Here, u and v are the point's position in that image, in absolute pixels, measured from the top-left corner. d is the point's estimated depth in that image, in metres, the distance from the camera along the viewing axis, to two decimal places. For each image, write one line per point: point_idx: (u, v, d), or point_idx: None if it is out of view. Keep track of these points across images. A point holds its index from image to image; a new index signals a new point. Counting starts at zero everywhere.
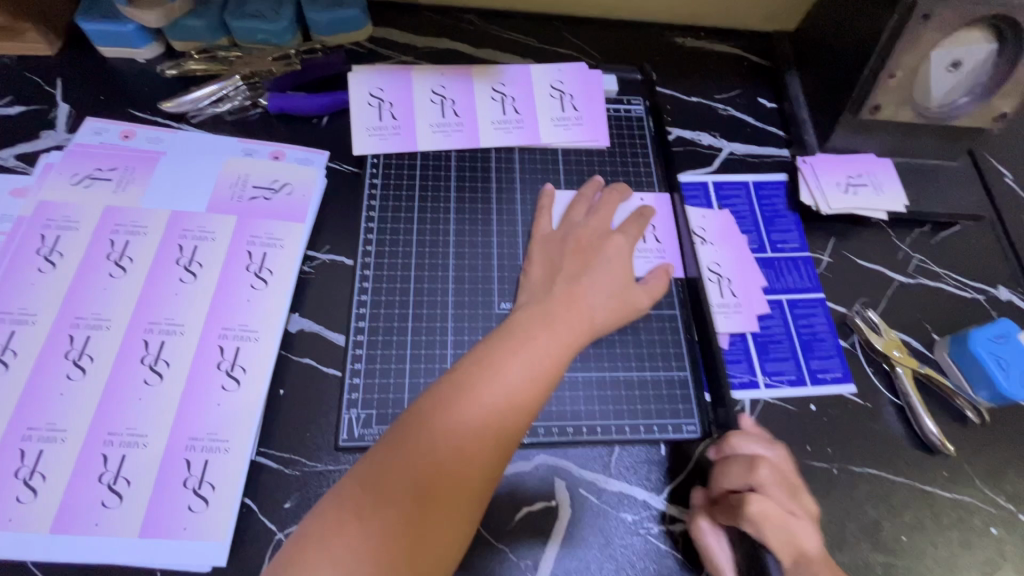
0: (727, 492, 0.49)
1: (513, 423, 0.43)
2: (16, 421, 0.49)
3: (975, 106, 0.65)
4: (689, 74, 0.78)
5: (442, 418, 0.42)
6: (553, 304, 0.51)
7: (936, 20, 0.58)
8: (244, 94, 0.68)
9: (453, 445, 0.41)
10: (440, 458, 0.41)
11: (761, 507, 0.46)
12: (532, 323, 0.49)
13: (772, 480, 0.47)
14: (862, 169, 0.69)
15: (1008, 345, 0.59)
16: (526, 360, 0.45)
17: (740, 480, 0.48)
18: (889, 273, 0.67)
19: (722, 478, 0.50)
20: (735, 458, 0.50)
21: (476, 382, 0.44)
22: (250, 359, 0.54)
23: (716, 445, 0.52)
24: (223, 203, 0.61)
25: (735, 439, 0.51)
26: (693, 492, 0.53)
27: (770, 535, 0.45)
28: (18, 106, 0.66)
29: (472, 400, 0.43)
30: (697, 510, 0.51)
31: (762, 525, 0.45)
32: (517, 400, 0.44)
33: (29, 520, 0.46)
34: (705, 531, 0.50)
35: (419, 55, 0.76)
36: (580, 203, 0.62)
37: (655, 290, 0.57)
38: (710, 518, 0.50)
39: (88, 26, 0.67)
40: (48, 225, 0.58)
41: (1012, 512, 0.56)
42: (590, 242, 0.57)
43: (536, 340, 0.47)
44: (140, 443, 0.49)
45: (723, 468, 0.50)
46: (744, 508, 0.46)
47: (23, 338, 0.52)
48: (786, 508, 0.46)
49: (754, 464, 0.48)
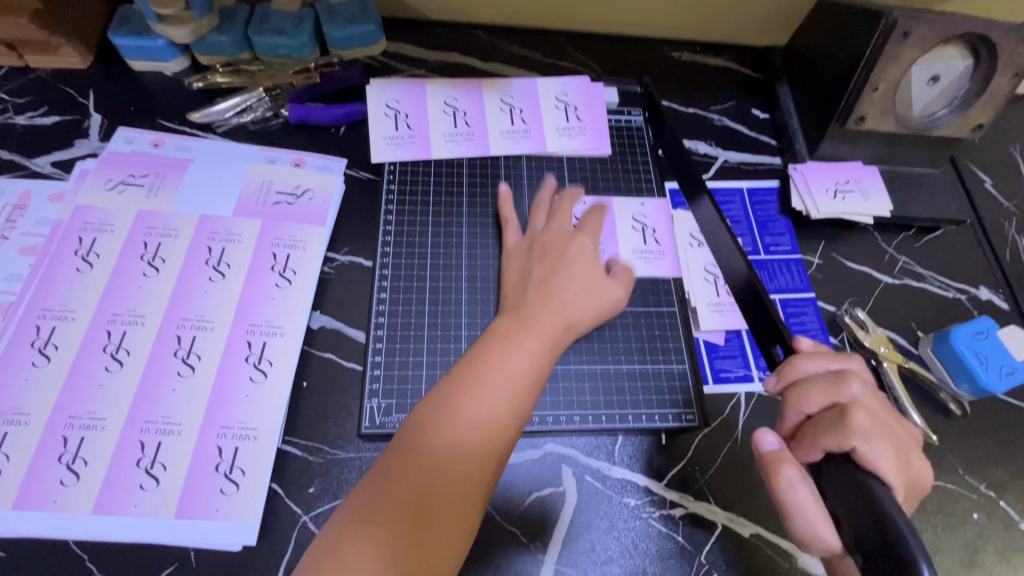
0: (814, 414, 0.46)
1: (503, 426, 0.47)
2: (59, 410, 0.53)
3: (953, 117, 0.69)
4: (686, 86, 0.82)
5: (433, 427, 0.46)
6: (532, 313, 0.55)
7: (914, 38, 0.62)
8: (266, 105, 0.72)
9: (449, 452, 0.45)
10: (436, 463, 0.44)
11: (867, 417, 0.43)
12: (510, 331, 0.53)
13: (865, 392, 0.45)
14: (850, 176, 0.73)
15: (988, 341, 0.63)
16: (510, 368, 0.49)
17: (829, 396, 0.45)
18: (876, 274, 0.71)
19: (805, 402, 0.46)
20: (816, 378, 0.47)
21: (464, 392, 0.47)
22: (276, 353, 0.57)
23: (782, 374, 0.49)
24: (249, 207, 0.64)
25: (796, 361, 0.49)
26: (766, 438, 0.46)
27: (883, 446, 0.42)
28: (53, 117, 0.70)
29: (462, 409, 0.47)
30: (778, 457, 0.45)
31: (871, 435, 0.42)
32: (503, 405, 0.47)
33: (73, 502, 0.50)
34: (794, 481, 0.44)
35: (430, 69, 0.80)
36: (540, 209, 0.66)
37: (624, 280, 0.61)
38: (794, 461, 0.45)
39: (120, 41, 0.71)
40: (85, 227, 0.61)
41: (993, 498, 0.59)
42: (555, 243, 0.61)
43: (517, 349, 0.51)
44: (175, 431, 0.53)
45: (803, 391, 0.46)
46: (850, 418, 0.43)
47: (64, 333, 0.56)
48: (883, 418, 0.45)
49: (843, 378, 0.46)
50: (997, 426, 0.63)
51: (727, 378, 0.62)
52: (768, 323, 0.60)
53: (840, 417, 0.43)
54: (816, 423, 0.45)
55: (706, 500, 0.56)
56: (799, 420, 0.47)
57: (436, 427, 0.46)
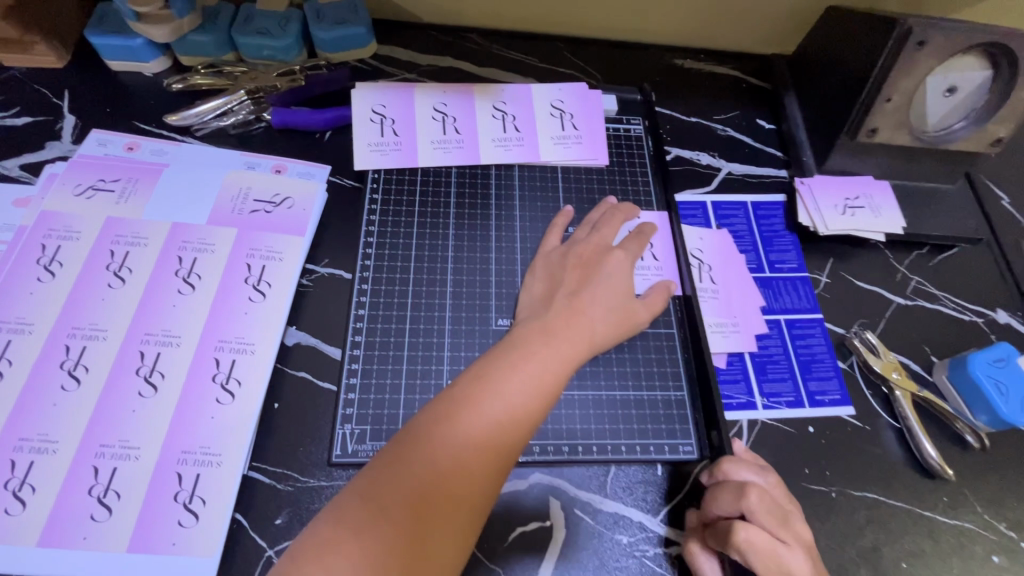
0: (717, 519, 0.48)
1: (498, 455, 0.42)
2: (8, 432, 0.49)
3: (969, 131, 0.65)
4: (688, 95, 0.79)
5: (442, 434, 0.42)
6: (542, 331, 0.50)
7: (930, 47, 0.59)
8: (248, 108, 0.69)
9: (430, 482, 0.40)
10: (438, 476, 0.40)
11: (751, 535, 0.44)
12: (532, 338, 0.49)
13: (761, 505, 0.46)
14: (859, 192, 0.69)
15: (1008, 369, 0.58)
16: (513, 392, 0.44)
17: (731, 505, 0.47)
18: (887, 294, 0.67)
19: (712, 504, 0.48)
20: (725, 484, 0.48)
21: (458, 416, 0.43)
22: (245, 372, 0.53)
23: (711, 471, 0.51)
24: (224, 216, 0.61)
25: (728, 464, 0.51)
26: (685, 524, 0.50)
27: (756, 564, 0.44)
28: (24, 117, 0.67)
29: (453, 434, 0.42)
30: (692, 536, 0.50)
31: (752, 554, 0.44)
32: (500, 434, 0.43)
33: (16, 533, 0.45)
34: (692, 568, 0.47)
35: (422, 72, 0.77)
36: (585, 223, 0.62)
37: (655, 305, 0.58)
38: (697, 551, 0.48)
39: (96, 40, 0.68)
40: (49, 235, 0.58)
41: (1014, 540, 0.55)
42: (591, 257, 0.57)
43: (526, 370, 0.46)
44: (132, 455, 0.49)
45: (713, 493, 0.49)
46: (735, 536, 0.44)
47: (20, 348, 0.52)
48: (775, 536, 0.45)
49: (744, 490, 0.47)
50: (1017, 461, 0.59)
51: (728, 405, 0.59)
52: (710, 399, 0.57)
53: (726, 534, 0.45)
54: (715, 529, 0.47)
55: None
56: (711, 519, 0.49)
57: (425, 450, 0.41)
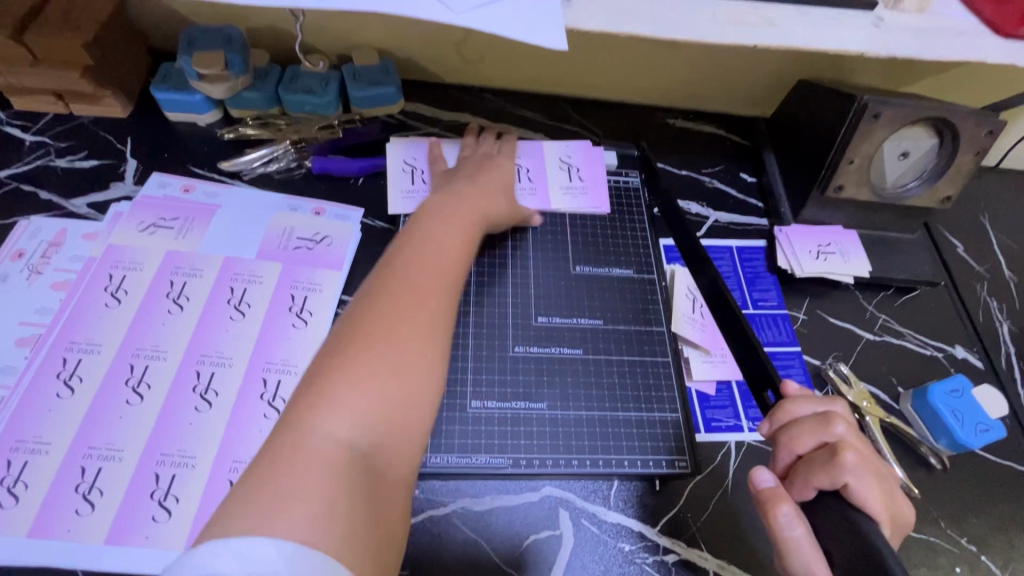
0: (805, 455, 0.50)
1: (428, 317, 0.47)
2: (79, 441, 0.55)
3: (922, 189, 0.75)
4: (679, 150, 0.89)
5: (372, 316, 0.45)
6: (443, 218, 0.59)
7: (884, 119, 0.69)
8: (291, 156, 0.78)
9: (377, 353, 0.43)
10: (384, 348, 0.44)
11: (855, 456, 0.47)
12: (435, 228, 0.57)
13: (850, 432, 0.49)
14: (830, 239, 0.79)
15: (963, 399, 0.66)
16: (423, 268, 0.51)
17: (818, 437, 0.50)
18: (858, 331, 0.75)
19: (797, 443, 0.51)
20: (802, 420, 0.52)
21: (382, 299, 0.47)
22: (289, 392, 0.60)
23: (774, 417, 0.54)
24: (271, 251, 0.69)
25: (790, 405, 0.54)
26: (762, 475, 0.49)
27: (870, 484, 0.47)
28: (91, 160, 0.76)
29: (379, 311, 0.46)
30: (775, 494, 0.47)
31: (860, 472, 0.47)
32: (420, 296, 0.48)
33: (86, 531, 0.51)
34: (789, 517, 0.46)
35: (444, 127, 0.86)
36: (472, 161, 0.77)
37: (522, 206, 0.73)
38: (789, 500, 0.47)
39: (160, 94, 0.77)
40: (116, 265, 0.65)
41: (975, 553, 0.61)
42: (479, 164, 0.73)
43: (422, 252, 0.53)
44: (189, 464, 0.55)
45: (794, 432, 0.51)
46: (841, 456, 0.47)
47: (89, 367, 0.59)
48: (869, 455, 0.49)
49: (829, 419, 0.50)
50: (975, 481, 0.66)
51: (719, 427, 0.65)
52: (759, 367, 0.61)
53: (831, 457, 0.47)
54: (808, 462, 0.49)
55: (698, 547, 0.58)
56: (790, 460, 0.51)
57: (350, 350, 0.43)
